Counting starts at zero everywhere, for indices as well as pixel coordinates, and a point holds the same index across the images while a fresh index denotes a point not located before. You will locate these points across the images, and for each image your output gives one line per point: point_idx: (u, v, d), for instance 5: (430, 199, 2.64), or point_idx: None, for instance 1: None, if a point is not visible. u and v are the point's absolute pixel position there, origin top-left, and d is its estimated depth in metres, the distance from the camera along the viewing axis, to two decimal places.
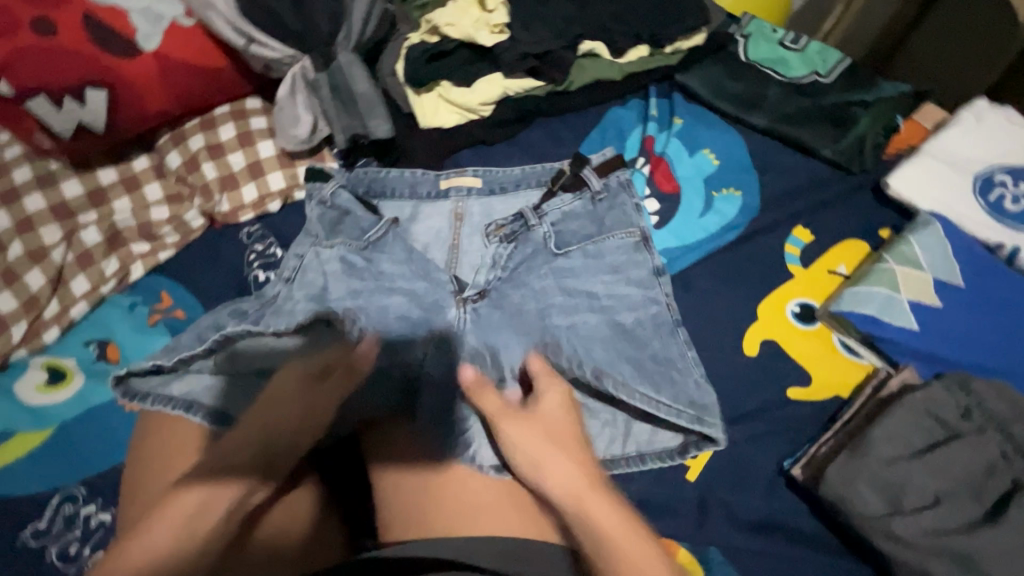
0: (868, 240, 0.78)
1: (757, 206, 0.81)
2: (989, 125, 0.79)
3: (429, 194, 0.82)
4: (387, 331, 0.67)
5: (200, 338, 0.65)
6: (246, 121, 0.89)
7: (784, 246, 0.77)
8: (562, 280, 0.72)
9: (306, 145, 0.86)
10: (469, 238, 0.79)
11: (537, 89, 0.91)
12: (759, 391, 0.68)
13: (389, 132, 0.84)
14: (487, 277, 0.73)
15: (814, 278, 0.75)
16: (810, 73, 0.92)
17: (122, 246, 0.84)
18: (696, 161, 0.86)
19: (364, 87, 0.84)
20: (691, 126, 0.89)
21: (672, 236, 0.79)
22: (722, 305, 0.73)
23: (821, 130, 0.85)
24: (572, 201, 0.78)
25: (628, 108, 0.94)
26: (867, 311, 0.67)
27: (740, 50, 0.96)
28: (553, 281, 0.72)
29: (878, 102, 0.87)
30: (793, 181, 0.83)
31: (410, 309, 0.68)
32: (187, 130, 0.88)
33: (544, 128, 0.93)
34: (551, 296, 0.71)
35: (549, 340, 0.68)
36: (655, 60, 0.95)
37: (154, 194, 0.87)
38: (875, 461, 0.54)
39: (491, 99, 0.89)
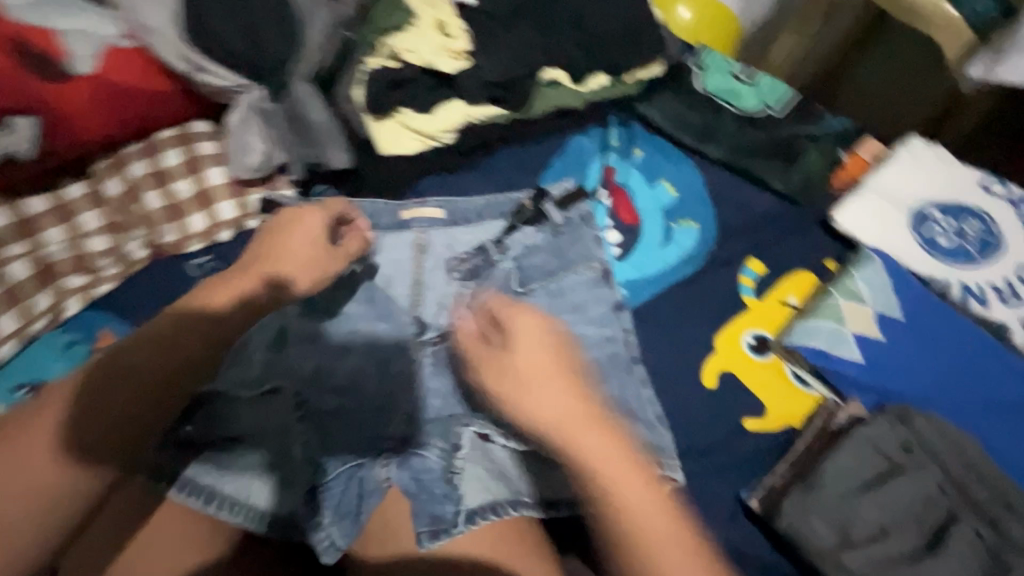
0: (817, 272, 0.81)
1: (714, 240, 0.83)
2: (922, 164, 0.84)
3: (389, 225, 0.79)
4: (338, 374, 0.67)
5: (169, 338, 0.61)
6: (192, 146, 0.84)
7: (740, 277, 0.80)
8: None
9: (258, 173, 0.82)
10: (433, 273, 0.77)
11: (500, 117, 0.90)
12: (719, 423, 0.70)
13: (346, 162, 0.83)
14: (448, 317, 0.74)
15: (767, 309, 0.78)
16: (762, 106, 0.95)
17: (55, 281, 0.78)
18: (656, 193, 0.87)
19: (320, 117, 0.82)
20: (650, 157, 0.91)
21: (631, 268, 0.81)
22: (681, 337, 0.75)
23: (771, 164, 0.88)
24: (534, 234, 0.80)
25: (590, 137, 0.94)
26: (817, 344, 0.71)
27: (696, 81, 0.99)
28: None
29: (824, 137, 0.91)
30: (750, 213, 0.86)
31: (373, 348, 0.70)
32: (126, 155, 0.83)
33: (507, 155, 0.92)
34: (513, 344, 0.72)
35: None
36: (615, 90, 0.95)
37: (92, 222, 0.81)
38: (826, 494, 0.57)
39: (453, 127, 0.88)
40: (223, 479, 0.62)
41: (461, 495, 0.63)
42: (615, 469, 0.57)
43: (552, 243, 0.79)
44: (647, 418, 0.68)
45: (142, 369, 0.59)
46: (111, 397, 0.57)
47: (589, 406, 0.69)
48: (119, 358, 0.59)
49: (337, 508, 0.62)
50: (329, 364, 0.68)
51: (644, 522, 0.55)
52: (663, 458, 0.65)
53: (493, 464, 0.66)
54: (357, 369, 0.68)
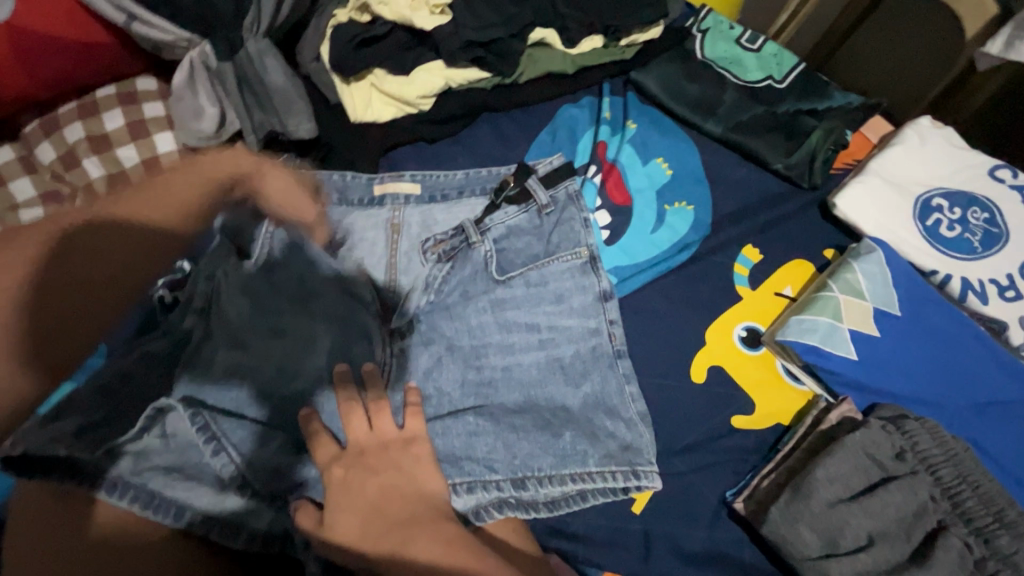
0: (813, 261, 0.78)
1: (708, 223, 0.79)
2: (930, 146, 0.79)
3: (361, 201, 0.75)
4: (309, 364, 0.63)
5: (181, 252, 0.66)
6: (138, 106, 0.75)
7: (734, 265, 0.76)
8: (501, 313, 0.68)
9: (211, 141, 0.73)
10: (408, 257, 0.71)
11: (483, 81, 0.83)
12: (707, 419, 0.67)
13: (312, 132, 0.75)
14: (419, 304, 0.69)
15: (760, 300, 0.74)
16: (765, 77, 0.89)
17: None
18: (649, 170, 0.82)
19: (279, 78, 0.74)
20: (644, 131, 0.85)
21: (622, 253, 0.76)
22: (671, 328, 0.72)
23: (774, 141, 0.82)
24: (518, 214, 0.73)
25: (581, 108, 0.87)
26: (810, 341, 0.66)
27: (697, 46, 0.92)
28: (491, 315, 0.67)
29: (830, 113, 0.85)
30: (746, 196, 0.81)
31: (338, 343, 0.64)
32: (61, 116, 0.73)
33: (490, 125, 0.85)
34: (487, 333, 0.67)
35: (484, 382, 0.65)
36: (607, 53, 0.88)
37: (25, 191, 0.72)
38: (816, 503, 0.55)
39: (432, 92, 0.80)
40: (182, 490, 0.54)
41: (458, 495, 0.58)
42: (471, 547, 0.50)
43: (533, 223, 0.73)
44: (624, 416, 0.64)
45: (109, 287, 0.61)
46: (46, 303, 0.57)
47: (564, 402, 0.65)
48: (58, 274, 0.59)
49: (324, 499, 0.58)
50: (290, 358, 0.63)
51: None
52: (634, 470, 0.61)
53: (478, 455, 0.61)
54: (326, 363, 0.63)
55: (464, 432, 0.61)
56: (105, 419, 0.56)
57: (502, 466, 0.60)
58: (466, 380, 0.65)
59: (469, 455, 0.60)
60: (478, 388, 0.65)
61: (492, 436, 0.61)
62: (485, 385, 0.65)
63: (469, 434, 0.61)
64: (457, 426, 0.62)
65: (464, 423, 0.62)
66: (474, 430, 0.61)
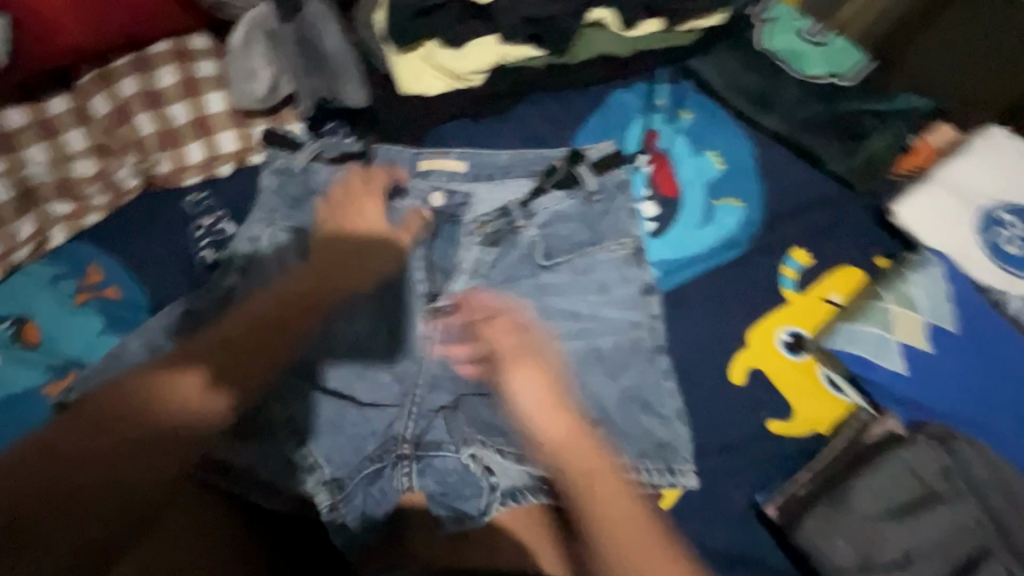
0: (864, 267, 0.75)
1: (758, 221, 0.77)
2: (1001, 157, 0.75)
3: (406, 174, 0.74)
4: (350, 335, 0.64)
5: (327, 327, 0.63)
6: (191, 64, 0.75)
7: (779, 267, 0.74)
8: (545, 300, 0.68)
9: (264, 104, 0.74)
10: (448, 239, 0.70)
11: (538, 59, 0.81)
12: (742, 421, 0.66)
13: (364, 100, 0.74)
14: (463, 286, 0.68)
15: (806, 304, 0.72)
16: (828, 73, 0.85)
17: (40, 205, 0.72)
18: (700, 163, 0.80)
19: (334, 44, 0.73)
20: (699, 122, 0.82)
21: (667, 246, 0.75)
22: (713, 327, 0.70)
23: (833, 142, 0.80)
24: (563, 199, 0.72)
25: (634, 93, 0.84)
26: (859, 352, 0.65)
27: (758, 35, 0.88)
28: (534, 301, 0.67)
29: (893, 115, 0.81)
30: (800, 196, 0.78)
31: (377, 316, 0.65)
32: (116, 70, 0.74)
33: (538, 106, 0.83)
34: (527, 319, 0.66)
35: None
36: (665, 38, 0.85)
37: (78, 142, 0.73)
38: (856, 516, 0.56)
39: (486, 67, 0.78)
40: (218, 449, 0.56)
41: (493, 472, 0.59)
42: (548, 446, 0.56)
43: (581, 211, 0.72)
44: (659, 412, 0.64)
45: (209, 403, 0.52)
46: (142, 435, 0.49)
47: (602, 394, 0.64)
48: (70, 431, 0.47)
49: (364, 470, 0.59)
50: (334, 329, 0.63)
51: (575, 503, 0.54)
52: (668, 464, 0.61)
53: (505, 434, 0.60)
54: (368, 337, 0.64)
55: (498, 412, 0.61)
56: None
57: None
58: None
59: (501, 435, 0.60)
60: None
61: None
62: None
63: (502, 413, 0.61)
64: (489, 406, 0.61)
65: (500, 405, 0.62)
66: (508, 410, 0.61)
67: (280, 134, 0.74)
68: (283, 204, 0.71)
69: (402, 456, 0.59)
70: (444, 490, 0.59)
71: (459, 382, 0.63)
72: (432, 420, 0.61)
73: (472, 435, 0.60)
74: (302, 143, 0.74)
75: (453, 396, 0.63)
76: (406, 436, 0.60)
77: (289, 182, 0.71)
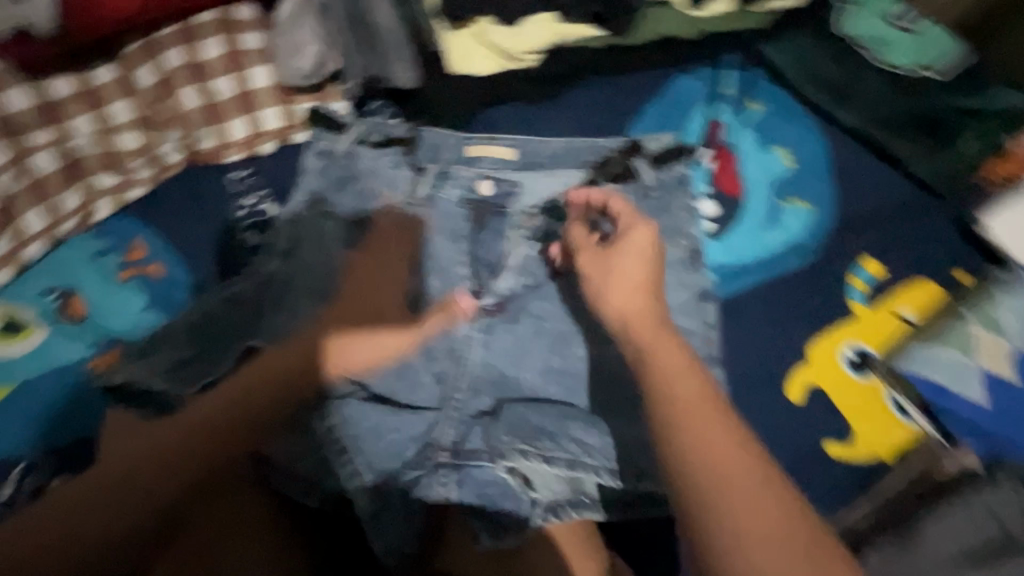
0: (947, 284, 0.68)
1: (828, 227, 0.71)
2: None
3: (452, 159, 0.70)
4: (382, 331, 0.60)
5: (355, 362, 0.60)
6: (237, 37, 0.73)
7: (848, 277, 0.68)
8: None
9: (311, 81, 0.71)
10: (495, 231, 0.67)
11: (597, 39, 0.76)
12: (801, 442, 0.62)
13: (413, 82, 0.71)
14: (510, 285, 0.65)
15: (876, 320, 0.66)
16: (915, 64, 0.77)
17: (84, 177, 0.71)
18: (767, 160, 0.74)
19: (386, 19, 0.71)
20: (768, 114, 0.76)
21: (726, 249, 0.70)
22: (773, 340, 0.66)
23: (917, 141, 0.73)
24: (617, 194, 0.68)
25: (700, 80, 0.78)
26: (934, 378, 0.62)
27: (835, 20, 0.81)
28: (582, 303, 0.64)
29: (986, 114, 0.74)
30: (877, 200, 0.72)
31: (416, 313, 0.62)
32: (162, 40, 0.72)
33: (592, 91, 0.77)
34: (574, 325, 0.63)
35: (568, 370, 0.62)
36: (737, 19, 0.79)
37: (122, 114, 0.72)
38: (923, 558, 0.53)
39: (540, 47, 0.74)
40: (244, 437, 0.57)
41: (533, 486, 0.56)
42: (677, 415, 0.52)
43: (637, 209, 0.68)
44: None
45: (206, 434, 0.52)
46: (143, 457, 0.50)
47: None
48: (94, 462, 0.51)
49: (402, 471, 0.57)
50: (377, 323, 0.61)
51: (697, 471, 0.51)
52: None
53: (551, 445, 0.58)
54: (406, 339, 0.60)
55: (543, 418, 0.59)
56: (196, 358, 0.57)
57: (576, 455, 0.58)
58: (549, 368, 0.62)
59: (546, 444, 0.58)
60: (561, 377, 0.62)
61: (572, 428, 0.59)
62: (569, 375, 0.62)
63: (546, 420, 0.59)
64: (536, 411, 0.60)
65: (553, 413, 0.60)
66: (551, 418, 0.59)
67: (328, 115, 0.71)
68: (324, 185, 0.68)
69: (441, 463, 0.57)
70: (480, 503, 0.56)
71: (502, 387, 0.61)
72: (471, 426, 0.59)
73: (511, 447, 0.57)
74: (347, 125, 0.70)
75: (492, 401, 0.61)
76: (444, 444, 0.58)
77: (331, 166, 0.68)
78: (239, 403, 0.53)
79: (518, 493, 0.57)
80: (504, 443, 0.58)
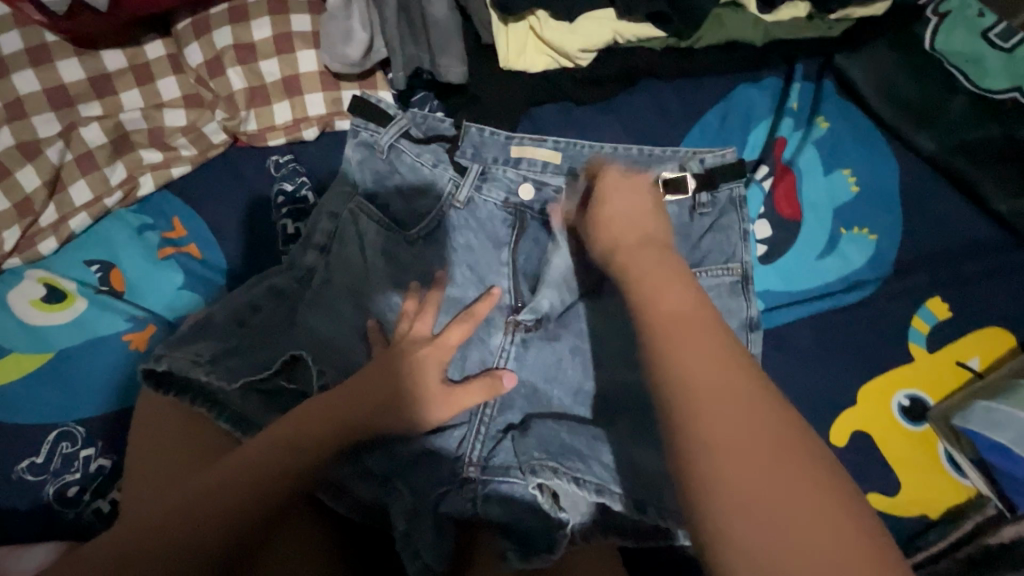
0: (1016, 332, 0.63)
1: (891, 262, 0.66)
2: None
3: (495, 160, 0.67)
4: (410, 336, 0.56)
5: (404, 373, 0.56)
6: (286, 17, 0.71)
7: (911, 318, 0.64)
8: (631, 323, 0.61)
9: (357, 68, 0.70)
10: (536, 239, 0.65)
11: (655, 41, 0.71)
12: None
13: (462, 77, 0.68)
14: (551, 302, 0.61)
15: (936, 367, 0.62)
16: (1011, 87, 0.69)
17: (130, 151, 0.71)
18: (831, 184, 0.69)
19: (440, 11, 0.67)
20: (837, 133, 0.71)
21: (777, 275, 0.66)
22: (820, 379, 0.62)
23: (1006, 174, 0.67)
24: (667, 209, 0.64)
25: (763, 90, 0.73)
26: (1002, 439, 0.54)
27: (927, 33, 0.73)
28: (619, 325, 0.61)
29: None
30: (948, 237, 0.67)
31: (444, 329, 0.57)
32: (212, 18, 0.71)
33: (649, 93, 0.74)
34: (603, 342, 0.61)
35: (600, 393, 0.60)
36: (808, 29, 0.72)
37: (171, 91, 0.72)
38: None
39: (596, 46, 0.69)
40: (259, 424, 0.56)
41: (561, 506, 0.54)
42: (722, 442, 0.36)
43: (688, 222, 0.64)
44: None
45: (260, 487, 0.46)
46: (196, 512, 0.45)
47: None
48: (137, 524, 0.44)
49: (429, 483, 0.56)
50: None
51: (780, 536, 0.33)
52: None
53: (576, 460, 0.54)
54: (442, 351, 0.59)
55: (577, 436, 0.56)
56: (238, 346, 0.58)
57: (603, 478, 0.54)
58: (580, 388, 0.60)
59: (577, 465, 0.54)
60: (594, 399, 0.60)
61: (605, 452, 0.55)
62: (600, 397, 0.60)
63: (577, 439, 0.56)
64: (568, 429, 0.57)
65: (589, 436, 0.56)
66: (584, 439, 0.56)
67: (368, 103, 0.67)
68: (369, 178, 0.66)
69: (469, 478, 0.56)
70: (506, 519, 0.54)
71: (532, 401, 0.60)
72: (500, 441, 0.58)
73: (541, 462, 0.53)
74: (391, 116, 0.67)
75: (521, 416, 0.59)
76: (472, 458, 0.57)
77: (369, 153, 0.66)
78: (294, 450, 0.48)
79: (547, 512, 0.54)
80: (535, 459, 0.54)
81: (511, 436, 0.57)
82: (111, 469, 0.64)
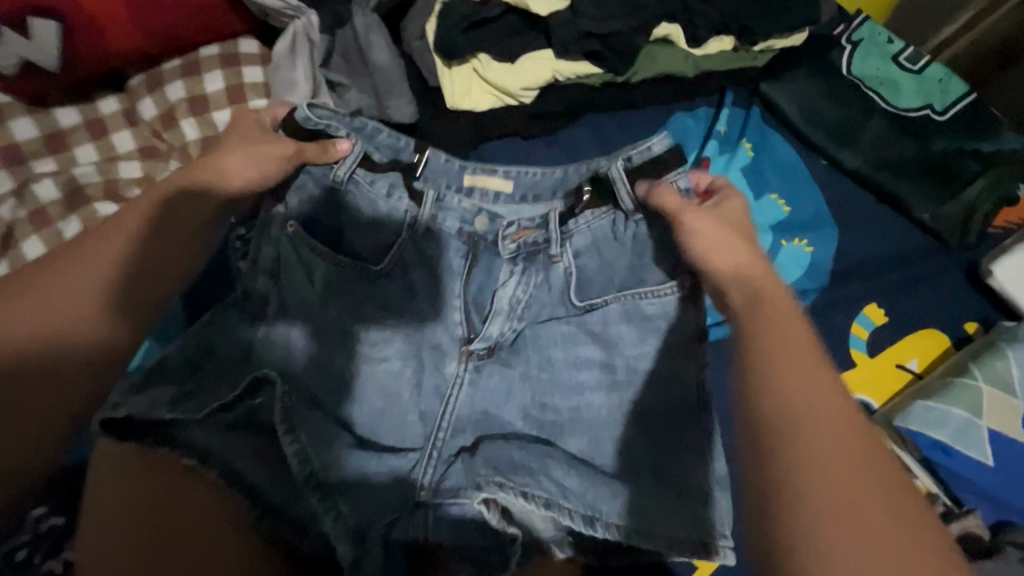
0: (949, 333, 0.67)
1: (827, 273, 0.69)
2: None
3: (449, 187, 0.66)
4: (377, 373, 0.61)
5: (396, 396, 0.60)
6: (239, 70, 0.74)
7: (851, 326, 0.66)
8: (575, 349, 0.62)
9: None
10: (487, 265, 0.64)
11: (595, 77, 0.75)
12: None
13: (410, 117, 0.71)
14: (501, 329, 0.62)
15: (878, 372, 0.64)
16: (924, 104, 0.76)
17: (85, 205, 0.70)
18: (762, 206, 0.72)
19: (384, 58, 0.71)
20: (763, 157, 0.75)
21: None
22: None
23: (925, 186, 0.71)
24: (602, 217, 0.62)
25: (698, 118, 0.78)
26: (937, 436, 0.58)
27: (843, 60, 0.79)
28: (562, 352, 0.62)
29: (1000, 159, 0.71)
30: (878, 246, 0.70)
31: (408, 357, 0.62)
32: (166, 73, 0.74)
33: (591, 126, 0.78)
34: (556, 366, 0.62)
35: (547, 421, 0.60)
36: (735, 59, 0.77)
37: (126, 144, 0.74)
38: None
39: (539, 84, 0.72)
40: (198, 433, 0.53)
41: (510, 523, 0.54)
42: (854, 461, 0.37)
43: (635, 247, 0.62)
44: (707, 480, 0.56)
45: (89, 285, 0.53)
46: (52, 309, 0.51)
47: (649, 457, 0.57)
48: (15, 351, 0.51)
49: (376, 515, 0.54)
50: (365, 368, 0.61)
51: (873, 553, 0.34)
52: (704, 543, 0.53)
53: (543, 481, 0.54)
54: (391, 381, 0.61)
55: (534, 453, 0.57)
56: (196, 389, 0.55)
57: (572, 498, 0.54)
58: (529, 413, 0.61)
59: (524, 479, 0.54)
60: (544, 425, 0.60)
61: (568, 469, 0.56)
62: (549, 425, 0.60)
63: (528, 456, 0.57)
64: (515, 446, 0.57)
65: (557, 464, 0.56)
66: (536, 455, 0.57)
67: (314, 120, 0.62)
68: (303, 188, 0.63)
69: (421, 502, 0.55)
70: (458, 542, 0.54)
71: (484, 426, 0.60)
72: (451, 464, 0.57)
73: (489, 478, 0.54)
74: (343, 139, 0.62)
75: (472, 438, 0.59)
76: (423, 482, 0.56)
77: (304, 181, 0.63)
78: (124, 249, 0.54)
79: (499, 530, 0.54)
80: (481, 475, 0.54)
81: (462, 461, 0.57)
82: (63, 526, 0.64)
